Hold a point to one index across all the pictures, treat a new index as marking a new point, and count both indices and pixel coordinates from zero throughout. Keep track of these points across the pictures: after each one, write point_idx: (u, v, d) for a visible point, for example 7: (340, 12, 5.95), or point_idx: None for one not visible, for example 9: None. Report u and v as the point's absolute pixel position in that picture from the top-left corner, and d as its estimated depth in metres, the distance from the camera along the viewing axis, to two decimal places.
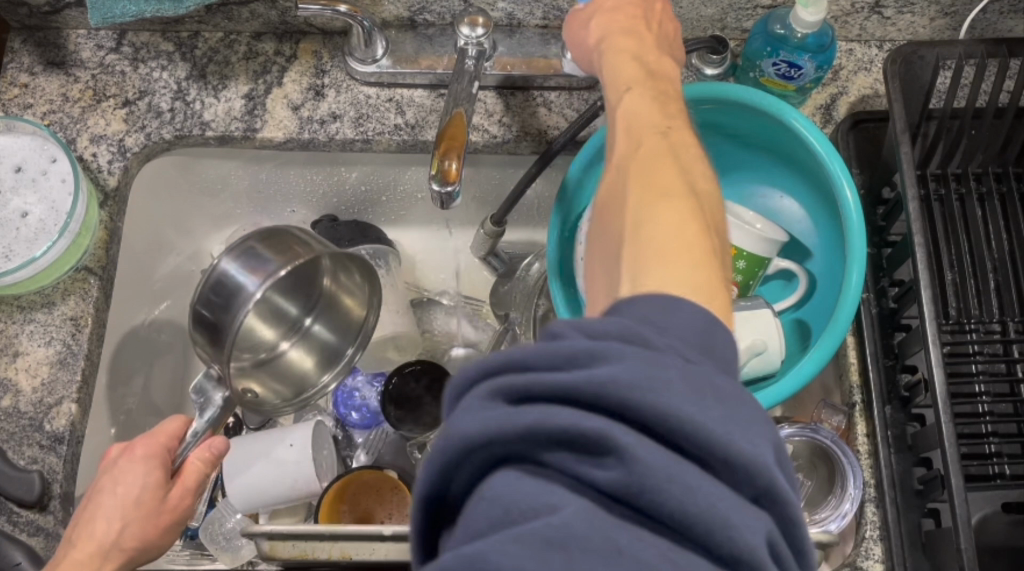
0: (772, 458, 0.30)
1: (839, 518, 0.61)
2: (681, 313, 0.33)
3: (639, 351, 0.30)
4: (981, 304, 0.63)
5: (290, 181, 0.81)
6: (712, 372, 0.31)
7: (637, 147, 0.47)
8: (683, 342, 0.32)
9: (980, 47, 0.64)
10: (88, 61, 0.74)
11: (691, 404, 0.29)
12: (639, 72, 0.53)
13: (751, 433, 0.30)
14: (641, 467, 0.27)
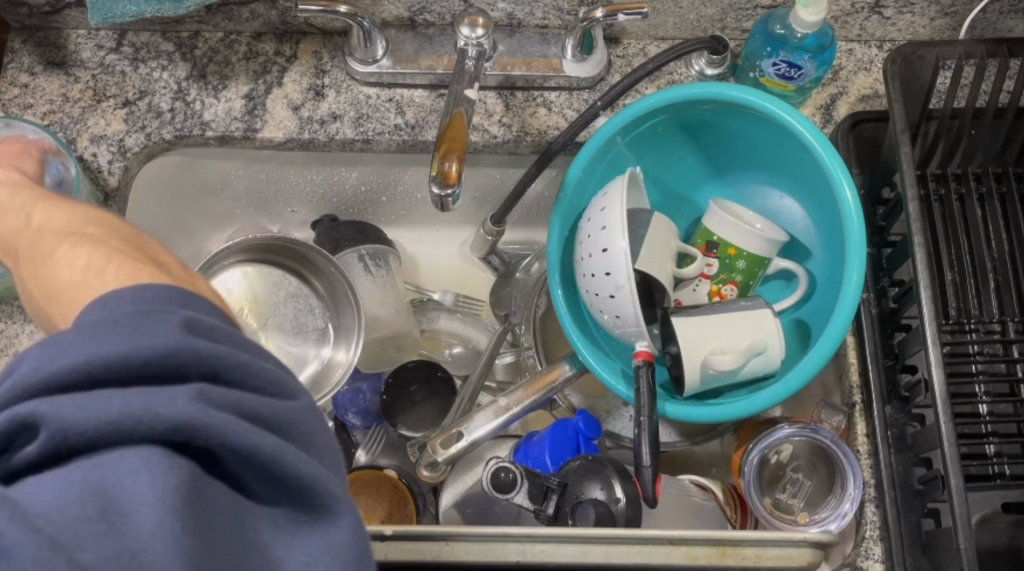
0: (182, 331, 0.32)
1: (839, 519, 0.62)
2: (97, 309, 0.34)
3: (43, 340, 0.32)
4: (981, 304, 0.63)
5: (290, 181, 0.81)
6: (128, 308, 0.33)
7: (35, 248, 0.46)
8: (108, 303, 0.34)
9: (980, 46, 0.64)
10: (88, 61, 0.74)
11: (92, 343, 0.31)
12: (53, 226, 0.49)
13: (147, 327, 0.32)
14: (53, 420, 0.30)
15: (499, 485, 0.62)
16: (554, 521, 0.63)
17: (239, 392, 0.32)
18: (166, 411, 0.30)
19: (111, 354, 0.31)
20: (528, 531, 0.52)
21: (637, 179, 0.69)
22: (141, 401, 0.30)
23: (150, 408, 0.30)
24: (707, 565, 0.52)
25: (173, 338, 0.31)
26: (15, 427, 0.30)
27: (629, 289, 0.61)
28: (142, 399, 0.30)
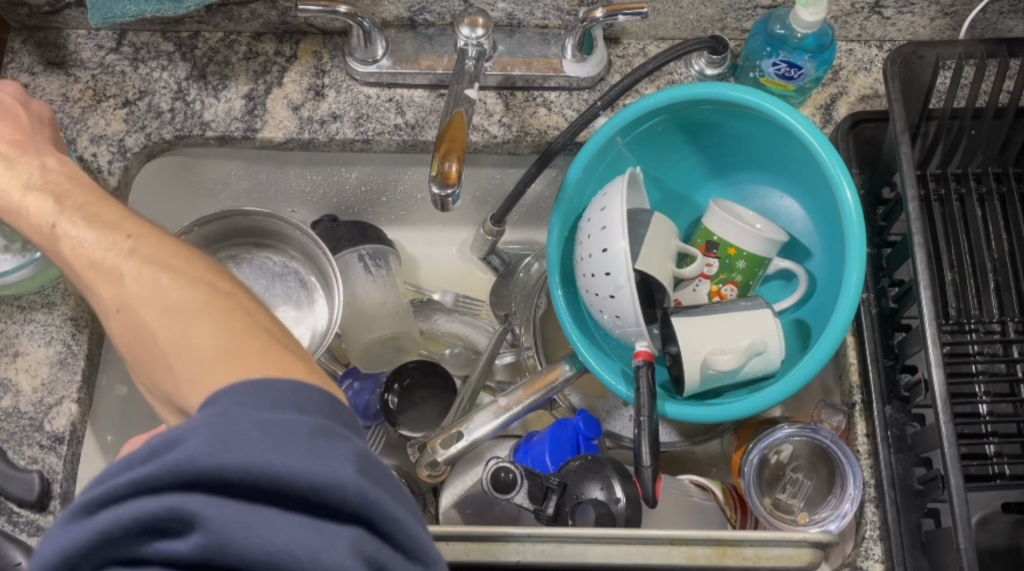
0: (354, 468, 0.32)
1: (839, 519, 0.62)
2: (262, 404, 0.33)
3: (207, 420, 0.32)
4: (981, 304, 0.63)
5: (290, 181, 0.81)
6: (291, 412, 0.33)
7: (110, 291, 0.42)
8: (270, 395, 0.34)
9: (980, 47, 0.64)
10: (88, 61, 0.74)
11: (269, 450, 0.31)
12: (85, 236, 0.44)
13: (324, 454, 0.32)
14: (215, 529, 0.30)
15: (500, 485, 0.62)
16: (554, 521, 0.63)
17: (384, 548, 0.33)
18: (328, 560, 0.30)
19: (283, 470, 0.31)
20: (528, 531, 0.52)
21: (637, 179, 0.69)
22: (307, 538, 0.31)
23: (312, 551, 0.30)
24: (707, 565, 0.52)
25: (352, 478, 0.32)
26: (170, 515, 0.30)
27: (629, 289, 0.61)
28: (305, 533, 0.31)
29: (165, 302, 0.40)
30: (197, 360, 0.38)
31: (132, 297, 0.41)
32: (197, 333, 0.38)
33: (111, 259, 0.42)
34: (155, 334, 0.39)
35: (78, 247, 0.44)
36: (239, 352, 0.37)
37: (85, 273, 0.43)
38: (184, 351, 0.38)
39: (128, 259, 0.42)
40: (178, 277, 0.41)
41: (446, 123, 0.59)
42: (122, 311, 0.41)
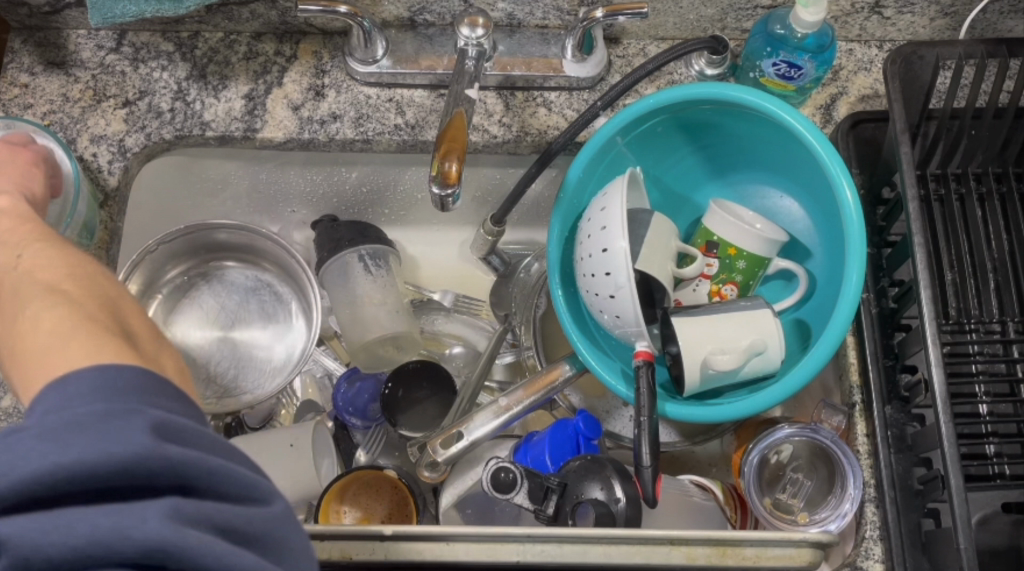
0: (145, 435, 0.32)
1: (839, 519, 0.62)
2: (64, 400, 0.33)
3: (43, 425, 0.32)
4: (981, 304, 0.63)
5: (290, 181, 0.81)
6: (94, 401, 0.33)
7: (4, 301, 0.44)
8: (72, 392, 0.34)
9: (980, 47, 0.64)
10: (88, 61, 0.74)
11: (50, 450, 0.31)
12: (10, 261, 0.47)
13: (102, 434, 0.32)
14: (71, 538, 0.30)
15: (500, 485, 0.62)
16: (554, 521, 0.63)
17: (212, 504, 0.33)
18: (139, 536, 0.30)
19: (69, 460, 0.31)
20: (528, 531, 0.52)
21: (637, 179, 0.69)
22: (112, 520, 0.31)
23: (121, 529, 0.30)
24: (707, 565, 0.52)
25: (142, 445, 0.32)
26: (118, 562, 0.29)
27: (629, 289, 0.61)
28: (108, 515, 0.31)
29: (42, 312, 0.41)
30: (46, 355, 0.38)
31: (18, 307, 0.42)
32: (53, 333, 0.39)
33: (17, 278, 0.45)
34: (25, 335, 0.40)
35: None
36: (80, 349, 0.38)
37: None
38: (39, 349, 0.39)
39: (32, 279, 0.44)
40: (65, 295, 0.42)
41: (446, 122, 0.60)
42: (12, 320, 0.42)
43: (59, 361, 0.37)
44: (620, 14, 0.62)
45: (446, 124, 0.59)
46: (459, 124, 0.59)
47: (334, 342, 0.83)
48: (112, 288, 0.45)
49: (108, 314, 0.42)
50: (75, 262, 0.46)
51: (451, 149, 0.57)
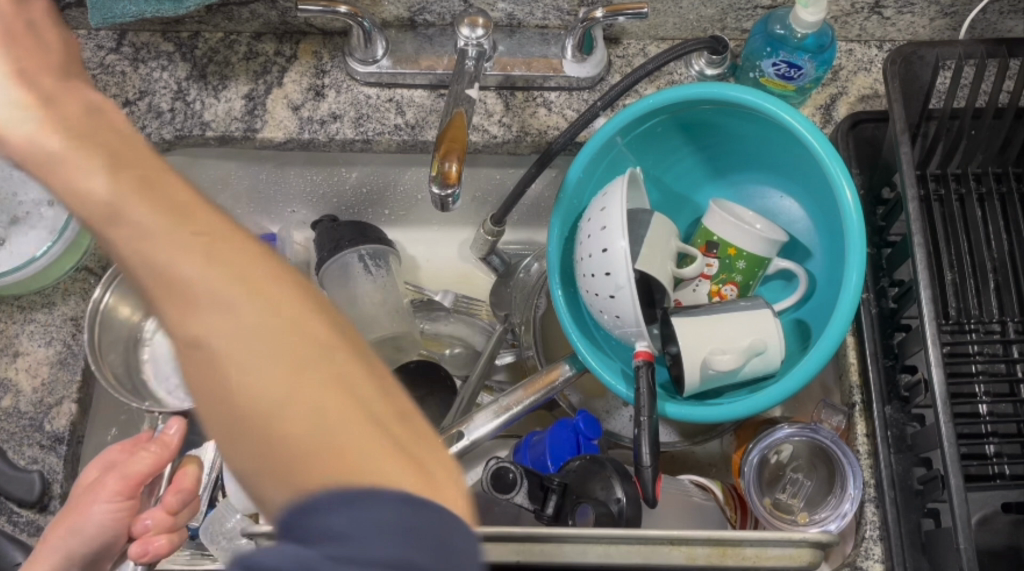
0: None
1: (839, 519, 0.62)
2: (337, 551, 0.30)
3: None
4: (981, 304, 0.63)
5: (290, 181, 0.81)
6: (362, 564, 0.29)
7: (195, 312, 0.37)
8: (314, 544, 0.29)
9: (980, 47, 0.64)
10: (88, 61, 0.74)
11: None
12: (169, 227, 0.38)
13: None
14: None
15: (501, 484, 0.62)
16: (554, 522, 0.62)
17: None
18: None
19: None
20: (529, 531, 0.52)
21: (637, 179, 0.69)
22: None
23: None
24: (707, 565, 0.52)
25: None
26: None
27: (629, 289, 0.61)
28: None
29: (256, 367, 0.35)
30: (259, 443, 0.35)
31: (193, 334, 0.37)
32: (270, 405, 0.35)
33: (270, 305, 0.37)
34: (218, 383, 0.36)
35: (238, 265, 0.38)
36: (355, 461, 0.33)
37: (231, 298, 0.37)
38: (254, 423, 0.35)
39: (214, 304, 0.36)
40: (332, 371, 0.36)
41: (446, 121, 0.60)
42: (204, 348, 0.36)
43: (311, 461, 0.34)
44: (620, 15, 0.62)
45: (446, 122, 0.59)
46: (459, 123, 0.59)
47: None
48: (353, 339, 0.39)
49: (376, 396, 0.36)
50: (259, 256, 0.39)
51: (451, 148, 0.57)
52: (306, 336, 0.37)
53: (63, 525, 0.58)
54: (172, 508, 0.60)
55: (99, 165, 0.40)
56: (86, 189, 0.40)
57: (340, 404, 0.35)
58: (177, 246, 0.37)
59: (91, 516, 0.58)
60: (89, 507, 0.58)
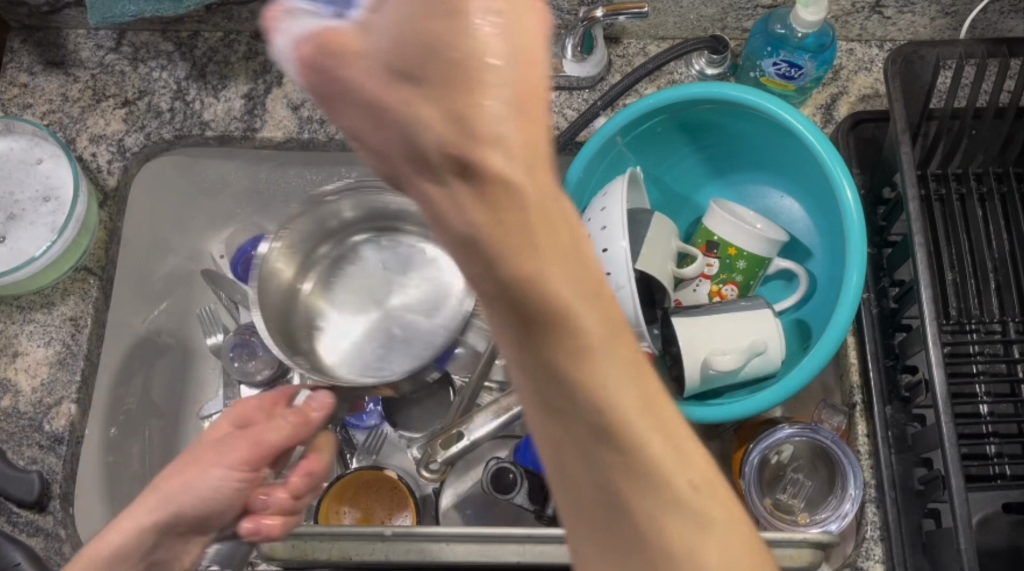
0: None
1: (839, 519, 0.62)
2: None
3: None
4: (982, 304, 0.63)
5: (290, 181, 0.81)
6: None
7: (562, 387, 0.32)
8: None
9: (980, 47, 0.64)
10: (88, 61, 0.74)
11: None
12: (527, 237, 0.30)
13: None
14: None
15: (500, 484, 0.63)
16: (553, 522, 0.63)
17: None
18: None
19: None
20: (527, 532, 0.52)
21: (637, 179, 0.69)
22: None
23: None
24: None
25: None
26: None
27: (629, 290, 0.60)
28: None
29: (609, 474, 0.32)
30: (596, 514, 0.33)
31: (570, 419, 0.32)
32: (582, 480, 0.33)
33: (667, 406, 0.33)
34: (573, 468, 0.33)
35: (620, 353, 0.32)
36: (694, 546, 0.32)
37: (617, 399, 0.31)
38: (584, 489, 0.33)
39: (613, 378, 0.31)
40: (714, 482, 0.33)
41: None
42: (602, 441, 0.32)
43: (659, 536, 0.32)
44: (621, 14, 0.62)
45: None
46: None
47: None
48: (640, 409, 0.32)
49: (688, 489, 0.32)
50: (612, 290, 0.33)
51: None
52: (683, 455, 0.32)
53: (197, 468, 0.54)
54: (297, 490, 0.55)
55: (522, 144, 0.29)
56: (507, 205, 0.30)
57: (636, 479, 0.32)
58: (577, 294, 0.31)
59: (224, 476, 0.54)
60: (210, 468, 0.54)
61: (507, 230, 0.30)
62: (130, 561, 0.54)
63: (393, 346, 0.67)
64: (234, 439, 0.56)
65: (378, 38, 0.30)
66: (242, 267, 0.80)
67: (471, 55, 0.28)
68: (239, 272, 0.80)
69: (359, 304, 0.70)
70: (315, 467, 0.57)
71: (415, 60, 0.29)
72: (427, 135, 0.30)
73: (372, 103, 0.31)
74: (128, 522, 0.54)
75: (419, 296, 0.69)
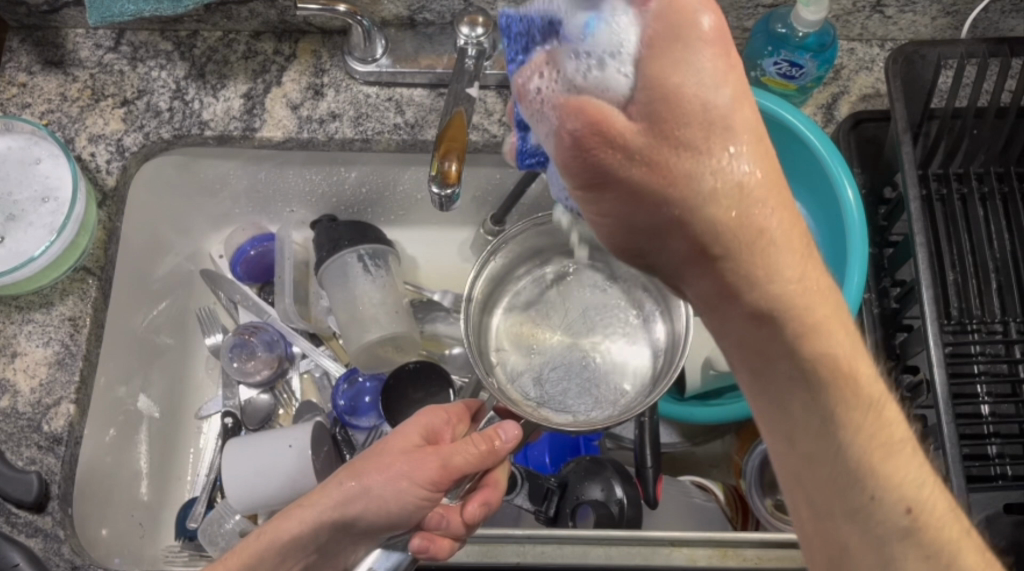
0: None
1: None
2: None
3: None
4: (983, 305, 0.63)
5: (290, 181, 0.81)
6: None
7: (836, 439, 0.40)
8: None
9: (982, 46, 0.64)
10: (87, 61, 0.74)
11: None
12: (824, 316, 0.39)
13: None
14: None
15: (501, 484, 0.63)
16: (554, 522, 0.63)
17: None
18: None
19: None
20: (528, 532, 0.55)
21: None
22: None
23: None
24: (708, 565, 0.55)
25: None
26: None
27: None
28: None
29: (871, 525, 0.40)
30: (841, 509, 0.41)
31: (841, 470, 0.40)
32: (847, 531, 0.41)
33: (918, 465, 0.41)
34: (836, 518, 0.41)
35: (882, 410, 0.40)
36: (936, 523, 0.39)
37: (877, 449, 0.40)
38: (828, 490, 0.41)
39: (864, 388, 0.40)
40: (962, 533, 0.40)
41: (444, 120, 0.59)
42: (866, 494, 0.40)
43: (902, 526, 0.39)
44: None
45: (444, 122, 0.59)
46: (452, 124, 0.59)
47: (334, 343, 0.83)
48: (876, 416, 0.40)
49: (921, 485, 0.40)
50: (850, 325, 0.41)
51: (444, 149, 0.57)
52: (940, 506, 0.40)
53: (379, 474, 0.54)
54: (472, 519, 0.54)
55: (774, 206, 0.38)
56: (795, 281, 0.39)
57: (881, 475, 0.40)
58: (835, 326, 0.40)
59: (409, 491, 0.53)
60: (365, 478, 0.54)
61: (800, 309, 0.39)
62: (293, 553, 0.54)
63: (553, 393, 0.65)
64: (433, 456, 0.55)
65: (636, 114, 0.36)
66: (242, 267, 0.83)
67: (703, 105, 0.36)
68: (239, 271, 0.83)
69: (521, 346, 0.68)
70: (491, 497, 0.56)
71: (664, 115, 0.36)
72: (713, 205, 0.37)
73: (648, 195, 0.37)
74: (303, 517, 0.54)
75: (600, 373, 0.66)
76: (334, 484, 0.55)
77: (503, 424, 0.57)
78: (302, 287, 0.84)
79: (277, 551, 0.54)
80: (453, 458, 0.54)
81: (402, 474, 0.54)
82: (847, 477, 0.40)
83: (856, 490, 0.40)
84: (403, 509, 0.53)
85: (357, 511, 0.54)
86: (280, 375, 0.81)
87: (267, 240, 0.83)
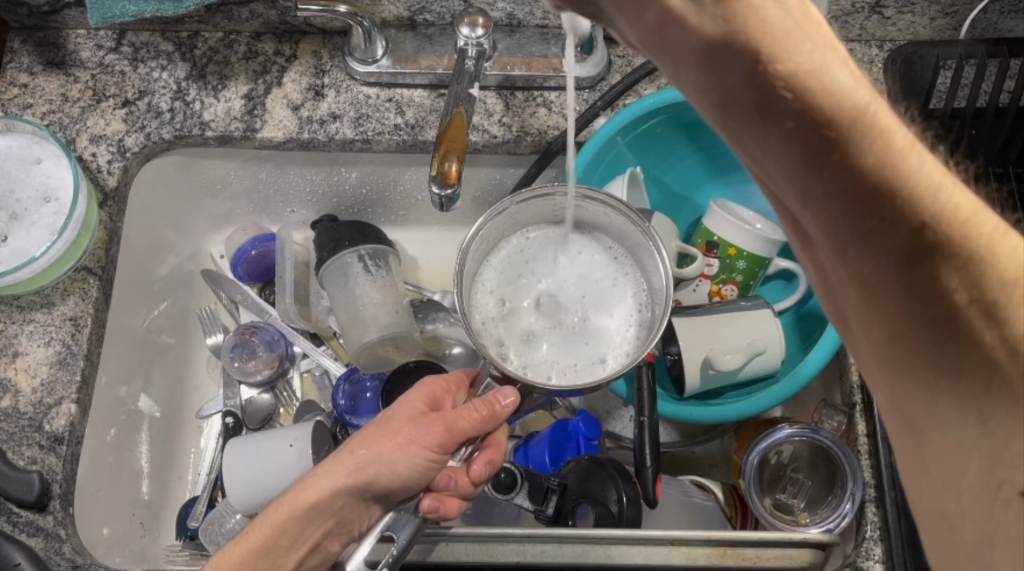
0: None
1: (839, 519, 0.62)
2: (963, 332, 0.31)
3: None
4: None
5: (290, 181, 0.81)
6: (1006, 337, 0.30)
7: (828, 164, 0.31)
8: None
9: (981, 47, 0.65)
10: (88, 61, 0.74)
11: None
12: (787, 23, 0.31)
13: None
14: None
15: (499, 485, 0.64)
16: (553, 522, 0.63)
17: None
18: None
19: None
20: (528, 532, 0.56)
21: (637, 180, 0.69)
22: None
23: None
24: (708, 565, 0.55)
25: None
26: None
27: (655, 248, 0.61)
28: None
29: (886, 254, 0.31)
30: (846, 243, 0.32)
31: (842, 201, 0.31)
32: (858, 267, 0.32)
33: (935, 162, 0.30)
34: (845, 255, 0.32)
35: (874, 106, 0.30)
36: (961, 233, 0.30)
37: (886, 160, 0.30)
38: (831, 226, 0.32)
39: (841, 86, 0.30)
40: (993, 231, 0.30)
41: (446, 120, 0.60)
42: (873, 215, 0.30)
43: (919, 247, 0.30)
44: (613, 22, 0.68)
45: (446, 122, 0.60)
46: (453, 124, 0.59)
47: (334, 343, 0.84)
48: (865, 112, 0.30)
49: (934, 181, 0.30)
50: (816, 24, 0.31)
51: (444, 150, 0.57)
52: (968, 212, 0.30)
53: (389, 439, 0.55)
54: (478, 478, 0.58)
55: None
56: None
57: (888, 184, 0.30)
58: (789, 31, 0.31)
59: (417, 454, 0.54)
60: (376, 445, 0.55)
61: (755, 18, 0.31)
62: (312, 520, 0.54)
63: (539, 357, 0.64)
64: (438, 420, 0.56)
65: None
66: (243, 267, 0.83)
67: None
68: (240, 271, 0.83)
69: (512, 311, 0.66)
70: (495, 457, 0.59)
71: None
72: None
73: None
74: (321, 485, 0.53)
75: (587, 342, 0.64)
76: (346, 452, 0.55)
77: (503, 389, 0.57)
78: (302, 287, 0.84)
79: (298, 519, 0.53)
80: (459, 421, 0.56)
81: (411, 435, 0.55)
82: (846, 197, 0.31)
83: (858, 211, 0.31)
84: (413, 470, 0.54)
85: (370, 474, 0.54)
86: (280, 375, 0.81)
87: (268, 240, 0.84)
